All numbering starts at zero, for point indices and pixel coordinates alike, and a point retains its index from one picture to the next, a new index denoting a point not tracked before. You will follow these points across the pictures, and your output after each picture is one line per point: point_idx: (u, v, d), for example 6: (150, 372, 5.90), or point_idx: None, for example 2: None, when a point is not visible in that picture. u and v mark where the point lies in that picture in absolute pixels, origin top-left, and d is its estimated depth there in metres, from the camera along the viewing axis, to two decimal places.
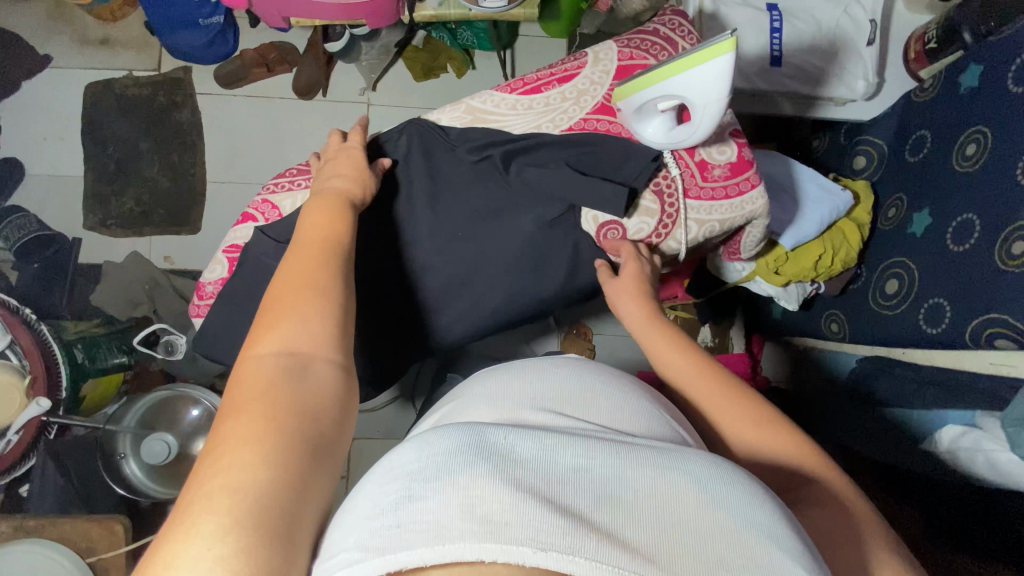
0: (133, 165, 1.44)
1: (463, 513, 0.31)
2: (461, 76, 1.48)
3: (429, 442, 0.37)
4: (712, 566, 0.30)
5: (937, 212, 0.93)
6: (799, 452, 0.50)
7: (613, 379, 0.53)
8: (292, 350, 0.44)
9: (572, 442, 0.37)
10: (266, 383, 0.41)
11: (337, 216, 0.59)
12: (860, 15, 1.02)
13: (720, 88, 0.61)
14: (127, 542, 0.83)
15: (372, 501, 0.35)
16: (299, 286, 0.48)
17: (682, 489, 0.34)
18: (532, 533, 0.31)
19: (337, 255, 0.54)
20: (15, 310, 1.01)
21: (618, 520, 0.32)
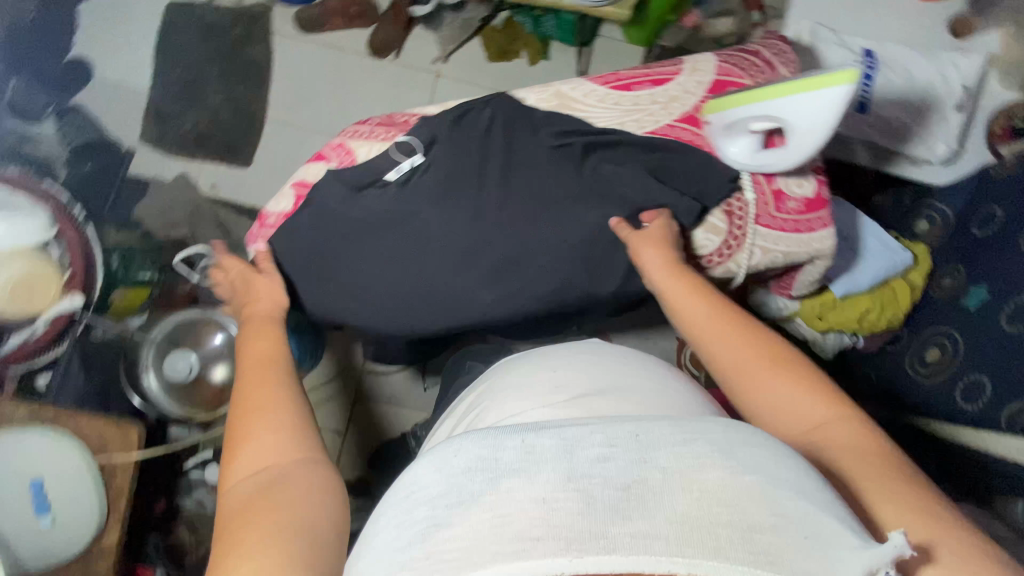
0: (198, 89, 1.45)
1: (494, 534, 0.34)
2: (534, 64, 1.47)
3: (447, 461, 0.39)
4: (745, 530, 0.33)
5: (995, 290, 0.91)
6: (814, 403, 0.54)
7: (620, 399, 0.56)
8: (258, 469, 0.52)
9: (591, 434, 0.39)
10: (246, 508, 0.48)
11: (275, 340, 0.66)
12: (954, 79, 1.01)
13: (823, 120, 0.60)
14: (139, 450, 0.84)
15: (398, 527, 0.37)
16: (246, 413, 0.56)
17: (705, 461, 0.36)
18: (563, 541, 0.33)
19: (276, 367, 0.62)
20: (65, 206, 1.02)
21: (647, 500, 0.34)
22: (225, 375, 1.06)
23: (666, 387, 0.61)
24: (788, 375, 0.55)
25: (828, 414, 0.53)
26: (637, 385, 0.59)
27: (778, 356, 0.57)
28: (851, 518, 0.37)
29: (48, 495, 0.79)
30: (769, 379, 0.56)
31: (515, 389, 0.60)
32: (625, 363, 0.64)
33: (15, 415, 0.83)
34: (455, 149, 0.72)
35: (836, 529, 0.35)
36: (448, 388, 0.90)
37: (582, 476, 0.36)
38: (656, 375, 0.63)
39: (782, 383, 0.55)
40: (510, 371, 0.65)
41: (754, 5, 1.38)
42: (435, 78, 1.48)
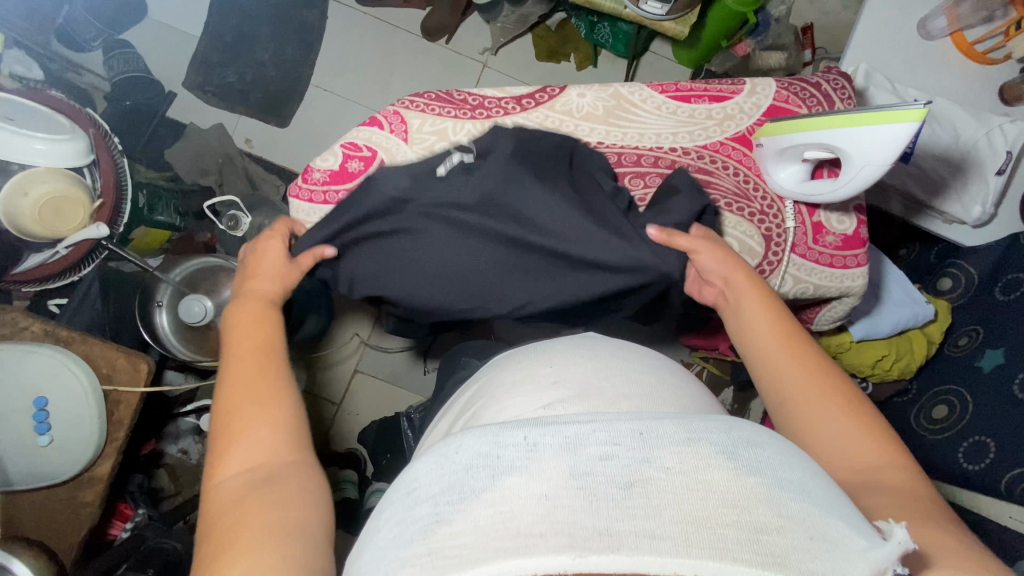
0: (247, 44, 1.46)
1: (496, 530, 0.31)
2: (580, 69, 1.48)
3: (447, 457, 0.36)
4: (751, 532, 0.31)
5: (1013, 354, 0.91)
6: (870, 448, 0.51)
7: (632, 377, 0.54)
8: (251, 467, 0.49)
9: (593, 427, 0.36)
10: (236, 511, 0.45)
11: (269, 320, 0.62)
12: (1001, 141, 1.00)
13: (883, 157, 0.60)
14: (146, 383, 0.84)
15: (400, 523, 0.35)
16: (241, 407, 0.53)
17: (708, 459, 0.34)
18: (566, 537, 0.30)
19: (275, 356, 0.58)
20: (104, 136, 1.03)
21: (652, 498, 0.31)
22: None
23: (669, 382, 0.56)
24: (836, 402, 0.54)
25: (884, 462, 0.51)
26: (639, 375, 0.55)
27: (831, 383, 0.55)
28: (854, 516, 0.34)
29: (50, 416, 0.80)
30: (825, 407, 0.54)
31: (508, 382, 0.56)
32: (629, 354, 0.59)
33: (28, 331, 0.84)
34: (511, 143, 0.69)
35: (849, 538, 0.32)
36: (455, 370, 0.90)
37: (586, 472, 0.33)
38: (667, 373, 0.57)
39: (831, 408, 0.54)
40: (506, 368, 0.60)
41: (807, 44, 1.39)
42: (482, 69, 1.49)
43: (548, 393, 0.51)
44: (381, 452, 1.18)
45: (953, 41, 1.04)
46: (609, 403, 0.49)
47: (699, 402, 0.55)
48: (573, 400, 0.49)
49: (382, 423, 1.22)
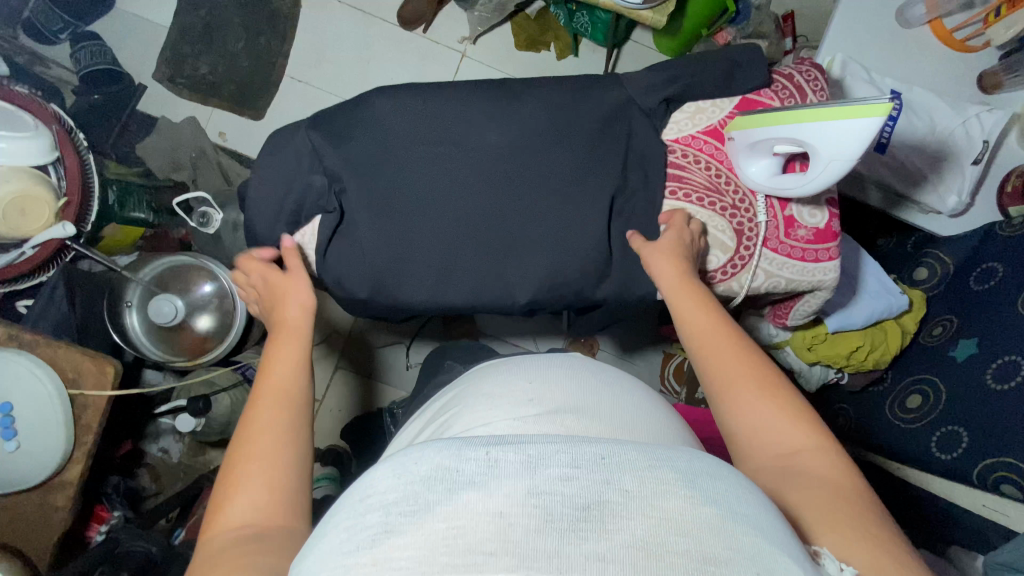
0: (219, 33, 1.42)
1: (446, 545, 0.30)
2: (561, 58, 1.45)
3: (405, 466, 0.35)
4: (699, 561, 0.30)
5: (986, 345, 0.92)
6: (794, 433, 0.51)
7: (598, 392, 0.57)
8: (246, 521, 0.46)
9: (557, 447, 0.35)
10: (232, 552, 0.43)
11: (297, 344, 0.61)
12: (977, 131, 1.00)
13: (850, 150, 0.59)
14: (112, 388, 0.82)
15: (348, 530, 0.33)
16: (246, 445, 0.50)
17: (668, 484, 0.33)
18: (516, 558, 0.30)
19: (289, 397, 0.55)
20: (69, 131, 1.00)
21: (607, 522, 0.31)
22: (211, 325, 1.03)
23: (645, 410, 0.57)
24: (778, 403, 0.52)
25: (802, 441, 0.50)
26: (612, 410, 0.54)
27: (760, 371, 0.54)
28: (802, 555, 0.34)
29: (14, 422, 0.78)
30: (750, 398, 0.53)
31: (482, 395, 0.57)
32: (606, 373, 0.61)
33: None
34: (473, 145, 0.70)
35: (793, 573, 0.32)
36: (441, 373, 0.93)
37: (544, 490, 0.32)
38: (639, 395, 0.59)
39: (772, 411, 0.52)
40: (487, 378, 0.61)
41: (788, 32, 1.37)
42: (461, 58, 1.46)
43: (525, 409, 0.53)
44: (363, 451, 1.17)
45: (932, 30, 1.03)
46: (582, 425, 0.51)
47: (664, 418, 0.57)
48: (546, 421, 0.51)
49: (364, 420, 1.21)
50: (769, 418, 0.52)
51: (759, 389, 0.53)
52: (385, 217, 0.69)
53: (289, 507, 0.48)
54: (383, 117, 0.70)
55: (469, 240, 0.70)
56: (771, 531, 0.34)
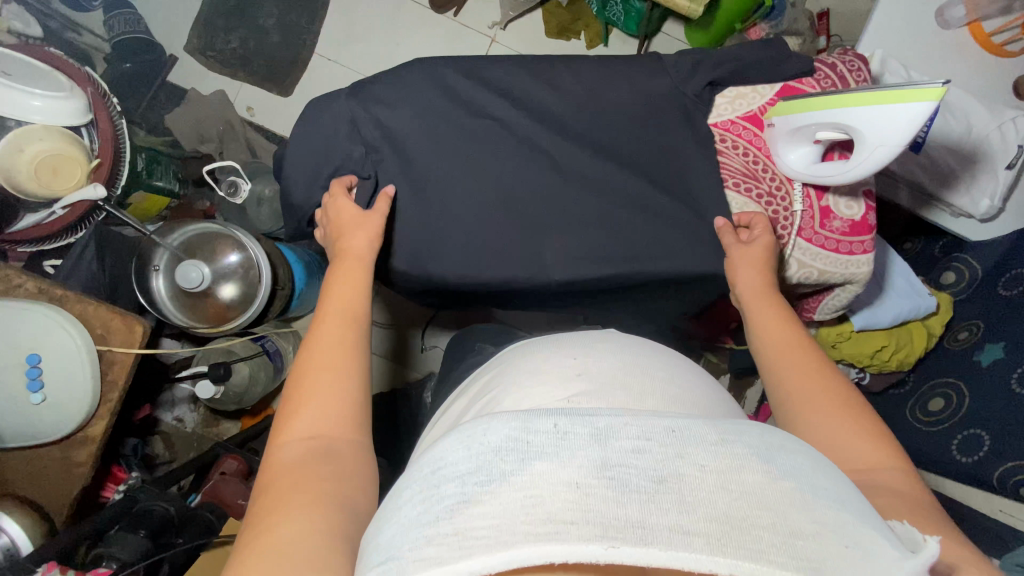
0: (251, 8, 1.43)
1: (525, 515, 0.33)
2: (591, 48, 1.44)
3: (475, 439, 0.38)
4: (787, 535, 0.32)
5: (1013, 349, 0.91)
6: (870, 449, 0.52)
7: (643, 367, 0.61)
8: (313, 436, 0.52)
9: (624, 421, 0.38)
10: (296, 473, 0.49)
11: (360, 278, 0.62)
12: (1012, 135, 0.98)
13: (899, 135, 0.58)
14: (140, 346, 0.83)
15: (424, 502, 0.36)
16: (315, 369, 0.55)
17: (743, 461, 0.36)
18: (597, 526, 0.32)
19: (353, 336, 0.58)
20: (104, 97, 1.01)
21: (685, 494, 0.33)
22: (234, 294, 1.03)
23: (689, 382, 0.61)
24: (836, 394, 0.55)
25: (878, 460, 0.52)
26: (651, 388, 0.57)
27: (826, 372, 0.58)
28: (885, 529, 0.35)
29: (43, 374, 0.79)
30: (821, 391, 0.56)
31: (529, 369, 0.61)
32: (651, 352, 0.66)
33: (22, 289, 0.83)
34: (514, 120, 0.70)
35: (881, 547, 0.33)
36: (469, 353, 0.95)
37: (616, 463, 0.35)
38: (680, 374, 0.62)
39: (846, 419, 0.53)
40: (534, 354, 0.64)
41: (822, 30, 1.36)
42: (490, 43, 1.46)
43: (574, 383, 0.57)
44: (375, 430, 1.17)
45: (970, 32, 1.02)
46: (634, 399, 0.55)
47: (707, 394, 0.61)
48: (596, 394, 0.55)
49: (380, 399, 1.21)
50: (841, 416, 0.54)
51: (817, 375, 0.57)
52: (420, 187, 0.69)
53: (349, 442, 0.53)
54: (422, 89, 0.71)
55: (507, 215, 0.69)
56: (852, 507, 0.36)
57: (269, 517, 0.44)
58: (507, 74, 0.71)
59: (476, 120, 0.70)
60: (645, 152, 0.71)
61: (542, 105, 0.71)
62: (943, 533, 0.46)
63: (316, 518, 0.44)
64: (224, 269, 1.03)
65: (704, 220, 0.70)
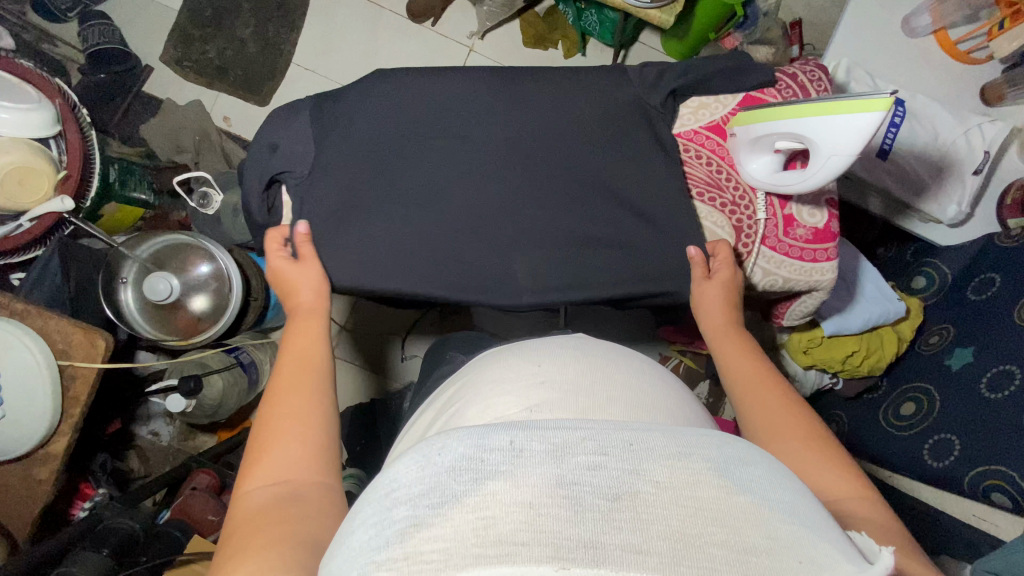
0: (227, 19, 1.42)
1: (477, 537, 0.31)
2: (568, 57, 1.45)
3: (429, 457, 0.36)
4: (740, 552, 0.31)
5: (982, 354, 0.92)
6: (837, 474, 0.52)
7: (613, 371, 0.60)
8: (278, 481, 0.51)
9: (582, 436, 0.37)
10: (259, 514, 0.48)
11: (315, 331, 0.65)
12: (978, 141, 1.00)
13: (849, 147, 0.59)
14: (102, 362, 0.82)
15: (375, 525, 0.34)
16: (279, 418, 0.56)
17: (699, 475, 0.35)
18: (550, 548, 0.31)
19: (315, 381, 0.60)
20: (72, 107, 1.01)
21: (639, 512, 0.32)
22: (206, 305, 1.02)
23: (658, 386, 0.60)
24: (802, 425, 0.56)
25: (845, 490, 0.51)
26: (612, 395, 0.56)
27: (792, 403, 0.58)
28: (839, 540, 0.35)
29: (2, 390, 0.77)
30: (788, 425, 0.56)
31: (494, 379, 0.60)
32: (618, 355, 0.65)
33: None
34: (477, 131, 0.70)
35: (834, 560, 0.33)
36: (443, 362, 0.94)
37: (572, 481, 0.34)
38: (648, 378, 0.61)
39: (810, 450, 0.54)
40: (501, 362, 0.63)
41: (795, 39, 1.37)
42: (468, 52, 1.46)
43: (535, 392, 0.56)
44: (354, 442, 1.15)
45: (936, 40, 1.04)
46: (597, 407, 0.55)
47: (676, 399, 0.60)
48: (558, 404, 0.54)
49: (356, 410, 1.20)
50: (807, 448, 0.54)
51: (780, 407, 0.57)
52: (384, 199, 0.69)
53: (312, 482, 0.52)
54: (386, 101, 0.70)
55: (471, 226, 0.69)
56: (810, 521, 0.35)
57: (227, 563, 0.44)
58: (470, 85, 0.71)
59: (440, 132, 0.70)
60: (609, 160, 0.71)
61: (507, 115, 0.71)
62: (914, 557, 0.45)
63: (273, 555, 0.43)
64: (195, 280, 1.02)
65: (668, 231, 0.71)
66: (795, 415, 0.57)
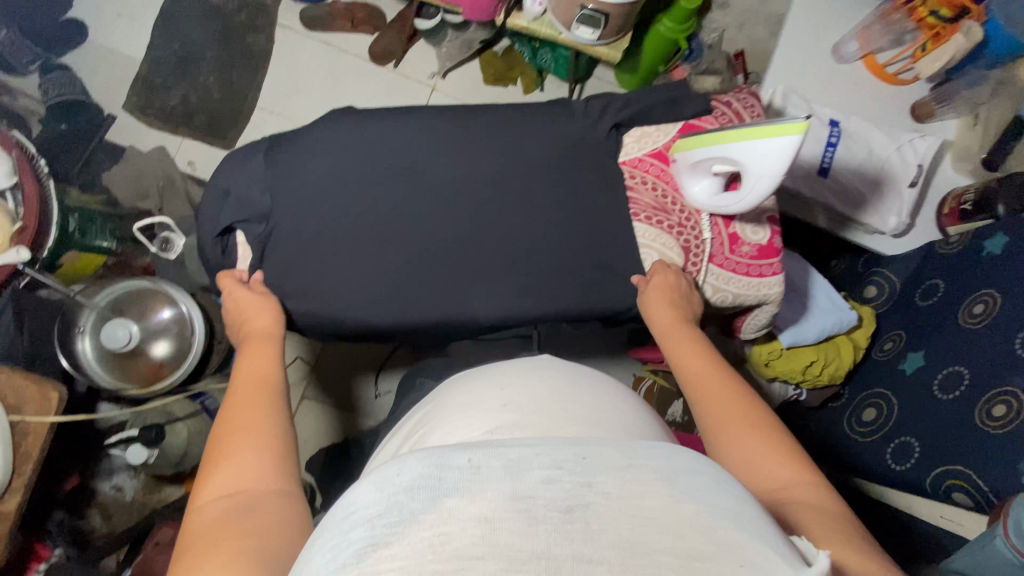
0: (191, 67, 1.45)
1: (433, 554, 0.31)
2: (528, 93, 1.50)
3: (388, 479, 0.36)
4: (685, 558, 0.32)
5: (932, 356, 0.96)
6: (785, 469, 0.53)
7: (576, 392, 0.60)
8: (235, 491, 0.49)
9: (537, 451, 0.37)
10: (214, 527, 0.46)
11: (269, 355, 0.64)
12: (911, 156, 1.07)
13: (776, 167, 0.62)
14: (57, 414, 0.80)
15: (332, 548, 0.34)
16: (234, 434, 0.54)
17: (649, 485, 0.35)
18: (504, 561, 0.31)
19: (270, 399, 0.58)
20: (29, 158, 1.00)
21: (590, 522, 0.33)
22: (168, 351, 1.00)
23: (618, 406, 0.60)
24: (751, 420, 0.56)
25: (792, 480, 0.52)
26: (574, 415, 0.56)
27: (745, 399, 0.58)
28: (782, 539, 0.36)
29: None
30: (738, 421, 0.56)
31: (458, 403, 0.60)
32: (583, 377, 0.65)
33: None
34: (431, 167, 0.73)
35: (775, 564, 0.33)
36: (412, 395, 0.93)
37: (526, 495, 0.34)
38: (611, 398, 0.62)
39: (760, 445, 0.54)
40: (465, 388, 0.63)
41: (739, 69, 1.42)
42: (430, 91, 1.51)
43: (496, 415, 0.56)
44: (327, 485, 1.12)
45: (865, 64, 1.11)
46: (558, 429, 0.53)
47: (640, 419, 0.61)
48: (519, 424, 0.54)
49: (329, 451, 1.18)
50: (755, 443, 0.54)
51: (732, 403, 0.58)
52: (340, 236, 0.71)
53: (270, 495, 0.50)
54: (340, 141, 0.72)
55: (429, 259, 0.71)
56: (758, 529, 0.36)
57: None
58: (421, 123, 0.74)
59: (395, 169, 0.72)
60: (558, 190, 0.74)
61: (459, 150, 0.73)
62: (860, 545, 0.45)
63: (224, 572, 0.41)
64: (156, 326, 1.00)
65: (618, 256, 0.74)
66: (747, 409, 0.58)
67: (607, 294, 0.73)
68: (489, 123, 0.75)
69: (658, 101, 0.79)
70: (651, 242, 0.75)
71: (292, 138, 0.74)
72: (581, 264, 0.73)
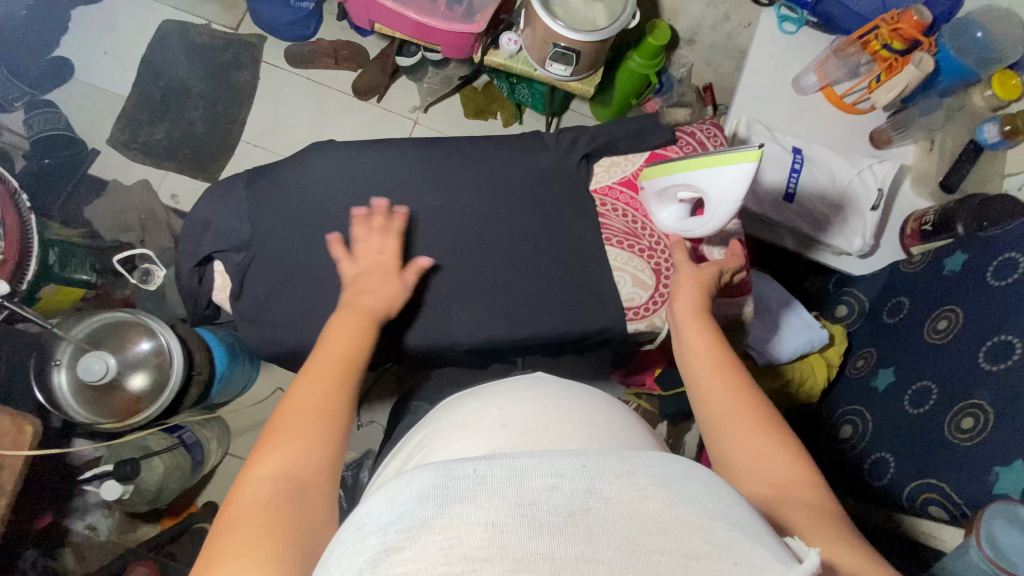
0: (176, 103, 1.48)
1: (443, 558, 0.30)
2: (507, 125, 1.55)
3: (398, 490, 0.35)
4: (681, 557, 0.31)
5: (901, 372, 0.99)
6: (789, 466, 0.53)
7: (568, 407, 0.60)
8: (285, 473, 0.48)
9: (539, 459, 0.36)
10: (258, 510, 0.44)
11: (360, 332, 0.61)
12: (871, 180, 1.12)
13: (734, 194, 0.66)
14: (31, 448, 0.79)
15: (347, 560, 0.32)
16: (297, 412, 0.52)
17: (644, 488, 0.34)
18: (511, 562, 0.30)
19: (345, 381, 0.56)
20: (11, 192, 1.01)
21: (591, 525, 0.32)
22: (146, 383, 1.00)
23: (606, 418, 0.60)
24: (763, 416, 0.57)
25: (793, 475, 0.52)
26: (571, 432, 0.56)
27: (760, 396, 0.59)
28: (770, 537, 0.35)
29: None
30: (747, 414, 0.57)
31: (453, 423, 0.60)
32: (573, 392, 0.65)
33: None
34: (409, 197, 0.75)
35: (770, 563, 0.32)
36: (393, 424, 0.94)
37: (529, 503, 0.33)
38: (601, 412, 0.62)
39: (767, 441, 0.54)
40: (458, 410, 0.64)
41: (708, 100, 1.47)
42: (413, 124, 1.55)
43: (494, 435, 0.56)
44: None
45: (824, 95, 1.17)
46: (553, 444, 0.54)
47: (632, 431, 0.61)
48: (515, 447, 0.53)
49: None
50: (762, 438, 0.55)
51: (743, 396, 0.58)
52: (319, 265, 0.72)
53: (312, 483, 0.48)
54: (320, 173, 0.74)
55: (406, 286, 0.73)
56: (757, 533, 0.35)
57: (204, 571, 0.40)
58: (399, 156, 0.77)
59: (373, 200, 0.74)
60: (532, 216, 0.77)
61: (436, 180, 0.76)
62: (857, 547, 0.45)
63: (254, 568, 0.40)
64: (135, 358, 1.00)
65: (592, 279, 0.76)
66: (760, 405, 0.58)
67: (580, 315, 0.75)
68: (465, 155, 0.78)
69: (626, 132, 0.83)
70: (624, 266, 0.77)
71: (273, 169, 0.76)
72: (556, 286, 0.75)
